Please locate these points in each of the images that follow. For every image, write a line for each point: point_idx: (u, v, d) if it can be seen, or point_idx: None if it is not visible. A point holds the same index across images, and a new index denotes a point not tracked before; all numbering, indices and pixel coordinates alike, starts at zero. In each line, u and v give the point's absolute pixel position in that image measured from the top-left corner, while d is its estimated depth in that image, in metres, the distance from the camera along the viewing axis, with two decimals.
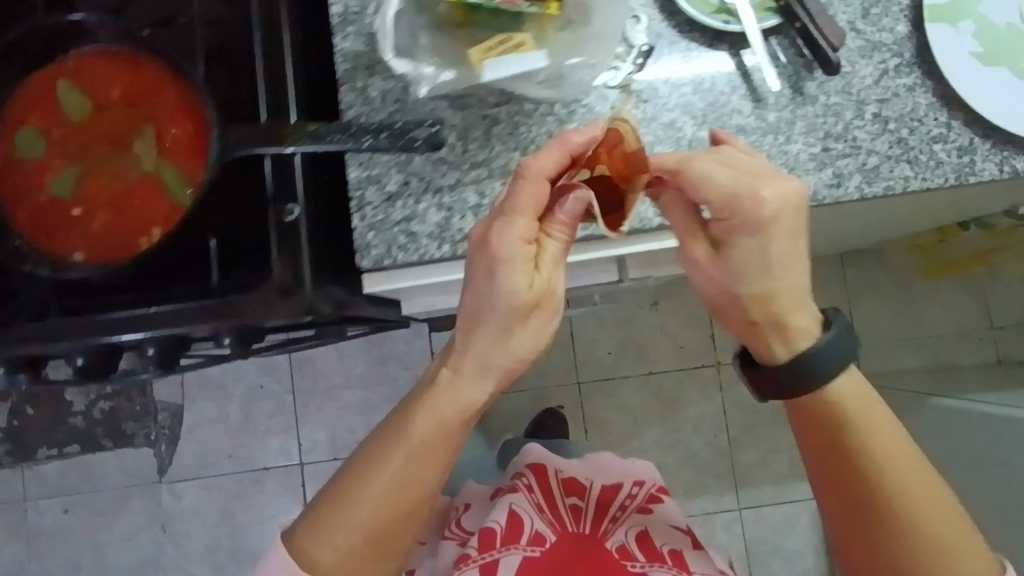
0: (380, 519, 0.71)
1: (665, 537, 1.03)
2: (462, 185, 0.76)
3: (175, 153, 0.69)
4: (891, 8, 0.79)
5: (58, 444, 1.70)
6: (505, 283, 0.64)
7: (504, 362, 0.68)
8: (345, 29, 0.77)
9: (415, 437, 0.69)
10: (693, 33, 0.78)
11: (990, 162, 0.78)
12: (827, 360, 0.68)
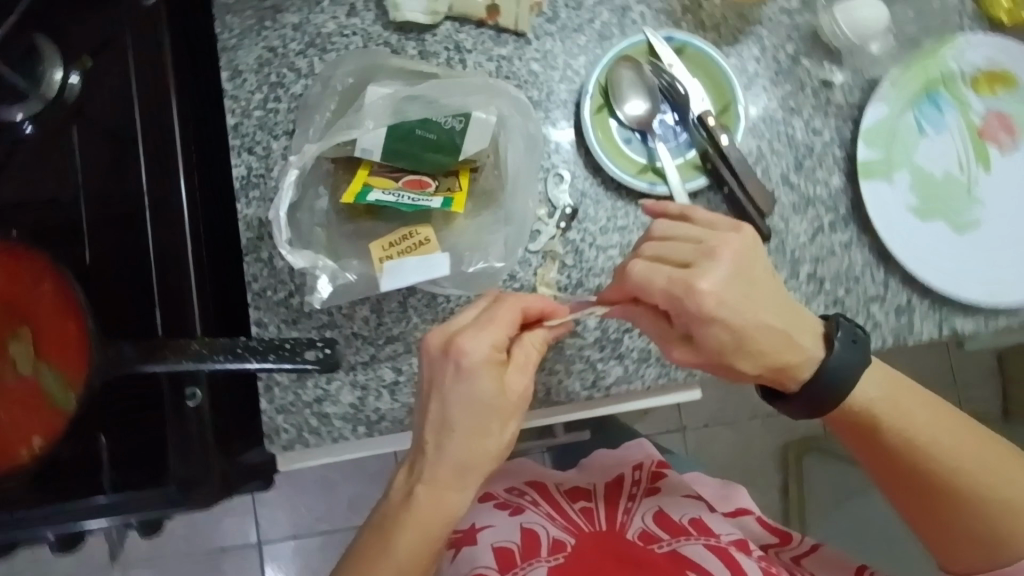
0: None
1: (680, 507, 0.88)
2: (377, 362, 0.72)
3: (54, 356, 0.65)
4: (826, 160, 0.76)
5: None
6: (471, 385, 0.58)
7: (484, 463, 0.60)
8: (248, 194, 0.72)
9: (398, 552, 0.60)
10: (619, 192, 0.74)
11: (928, 322, 0.75)
12: (846, 368, 0.64)
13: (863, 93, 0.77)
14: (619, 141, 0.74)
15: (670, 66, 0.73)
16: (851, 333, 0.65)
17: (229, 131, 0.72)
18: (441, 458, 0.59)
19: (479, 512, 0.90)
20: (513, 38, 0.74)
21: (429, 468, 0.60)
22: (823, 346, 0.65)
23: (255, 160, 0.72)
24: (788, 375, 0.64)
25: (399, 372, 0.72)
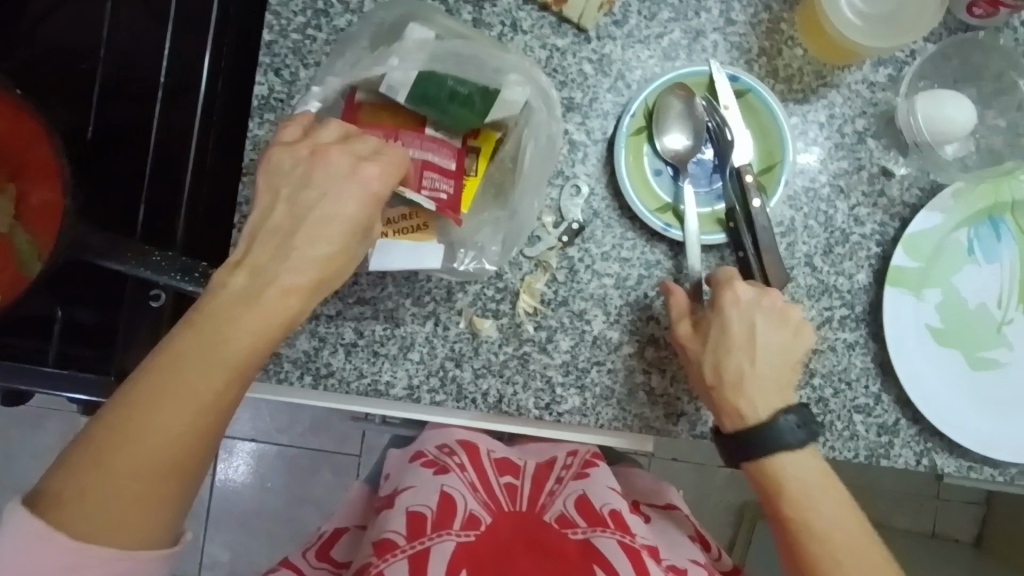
0: (165, 459, 0.48)
1: (606, 495, 0.74)
2: (342, 318, 0.70)
3: (31, 221, 0.65)
4: (857, 252, 0.71)
5: None
6: (332, 204, 0.54)
7: (303, 278, 0.53)
8: (263, 115, 0.70)
9: (188, 402, 0.49)
10: (631, 223, 0.70)
11: (909, 450, 0.70)
12: (780, 444, 0.63)
13: (919, 195, 0.71)
14: (644, 171, 0.70)
15: (726, 107, 0.68)
16: (800, 419, 0.64)
17: (263, 47, 0.70)
18: (248, 330, 0.51)
19: (405, 475, 0.78)
20: (574, 31, 0.71)
21: (248, 321, 0.51)
22: (770, 415, 0.64)
23: (280, 83, 0.70)
24: (727, 408, 0.65)
25: (358, 332, 0.70)
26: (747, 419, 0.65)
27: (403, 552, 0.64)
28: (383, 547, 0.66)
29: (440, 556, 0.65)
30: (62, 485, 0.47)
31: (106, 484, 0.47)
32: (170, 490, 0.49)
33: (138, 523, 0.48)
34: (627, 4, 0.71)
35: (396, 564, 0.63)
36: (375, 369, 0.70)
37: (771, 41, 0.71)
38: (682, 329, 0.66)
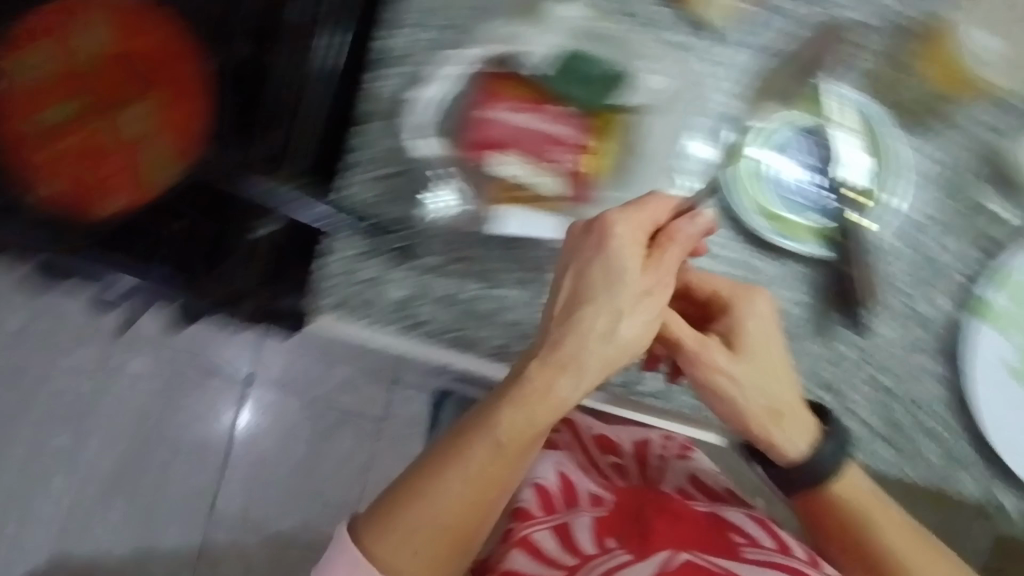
0: (451, 525, 0.61)
1: (708, 471, 0.90)
2: (439, 271, 0.70)
3: (167, 125, 0.79)
4: (950, 285, 0.72)
5: None
6: (621, 252, 0.59)
7: (613, 348, 0.59)
8: (404, 84, 0.72)
9: (448, 496, 0.61)
10: (737, 223, 0.71)
11: (974, 485, 0.72)
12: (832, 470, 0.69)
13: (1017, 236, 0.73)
14: (759, 171, 0.71)
15: (836, 125, 0.72)
16: (838, 440, 0.69)
17: (407, 21, 0.73)
18: (504, 434, 0.60)
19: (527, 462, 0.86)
20: (705, 32, 0.73)
21: (493, 429, 0.60)
22: (805, 448, 0.68)
23: (414, 43, 0.72)
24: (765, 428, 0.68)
25: (456, 281, 0.70)
26: (789, 447, 0.69)
27: (544, 521, 0.75)
28: (522, 515, 0.76)
29: (581, 527, 0.75)
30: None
31: (431, 551, 0.61)
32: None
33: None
34: (760, 15, 0.73)
35: (540, 531, 0.74)
36: (467, 326, 0.71)
37: (894, 71, 0.73)
38: (723, 359, 0.66)
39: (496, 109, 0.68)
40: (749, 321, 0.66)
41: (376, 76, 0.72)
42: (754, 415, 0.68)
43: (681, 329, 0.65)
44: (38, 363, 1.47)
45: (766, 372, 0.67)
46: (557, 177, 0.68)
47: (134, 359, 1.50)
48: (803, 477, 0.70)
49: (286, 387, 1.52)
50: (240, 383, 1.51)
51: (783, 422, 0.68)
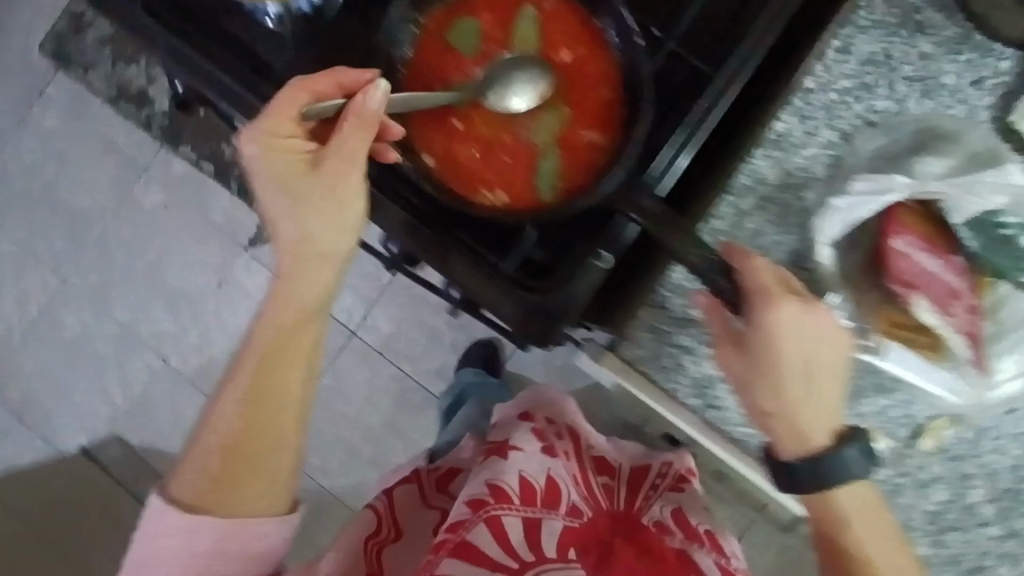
0: (203, 487, 0.56)
1: (699, 515, 0.73)
2: (687, 329, 0.63)
3: (440, 32, 0.59)
4: None
5: (201, 154, 1.47)
6: (795, 326, 0.49)
7: (773, 410, 0.51)
8: (769, 149, 0.62)
9: (302, 295, 0.56)
10: None
11: None
12: (846, 480, 0.50)
13: None
14: None
15: None
16: (866, 444, 0.51)
17: (797, 91, 0.62)
18: (312, 234, 0.55)
19: (516, 430, 0.76)
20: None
21: (314, 228, 0.55)
22: (828, 440, 0.51)
23: (800, 129, 0.62)
24: (781, 433, 0.52)
25: (700, 343, 0.63)
26: (808, 444, 0.51)
27: (517, 510, 0.63)
28: (498, 493, 0.63)
29: (550, 530, 0.63)
30: (185, 492, 0.56)
31: (244, 414, 0.56)
32: (267, 468, 0.57)
33: (247, 475, 0.56)
34: None
35: (510, 517, 0.62)
36: (672, 367, 0.64)
37: None
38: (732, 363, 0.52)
39: (901, 238, 0.55)
40: (769, 331, 0.49)
41: (697, 99, 0.61)
42: (763, 408, 0.52)
43: (818, 344, 0.49)
44: (175, 244, 1.51)
45: (825, 361, 0.50)
46: (959, 334, 0.54)
47: (253, 272, 1.47)
48: (800, 479, 0.52)
49: (386, 351, 1.42)
50: (342, 337, 1.43)
51: (813, 446, 0.51)
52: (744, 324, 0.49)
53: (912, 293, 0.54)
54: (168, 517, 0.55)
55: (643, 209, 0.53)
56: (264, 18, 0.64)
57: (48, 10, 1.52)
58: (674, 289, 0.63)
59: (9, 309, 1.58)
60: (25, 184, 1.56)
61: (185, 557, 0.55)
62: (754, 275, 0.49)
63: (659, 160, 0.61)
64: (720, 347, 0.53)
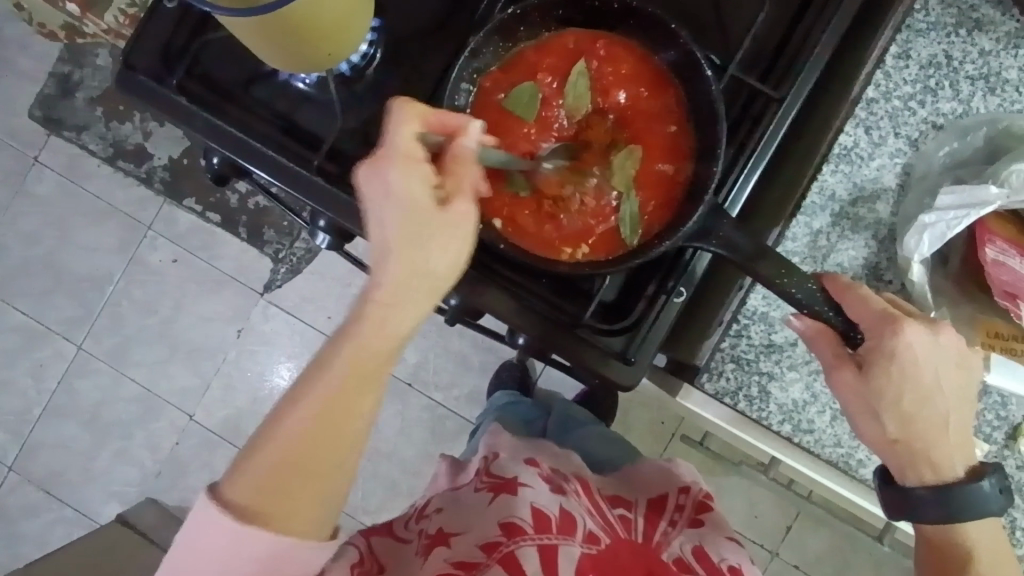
0: (288, 473, 0.45)
1: (721, 547, 0.65)
2: (777, 355, 0.62)
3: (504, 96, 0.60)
4: None
5: (206, 204, 1.43)
6: (918, 344, 0.48)
7: (909, 437, 0.50)
8: (838, 164, 0.62)
9: (386, 334, 0.45)
10: None
11: None
12: (981, 513, 0.48)
13: None
14: None
15: None
16: (1003, 481, 0.49)
17: (861, 101, 0.62)
18: (385, 322, 0.45)
19: (516, 469, 0.69)
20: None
21: (387, 311, 0.45)
22: (963, 472, 0.50)
23: (867, 141, 0.62)
24: (907, 463, 0.50)
25: (783, 368, 0.62)
26: (941, 473, 0.50)
27: (532, 539, 0.59)
28: (509, 530, 0.60)
29: (568, 559, 0.59)
30: (240, 492, 0.45)
31: (309, 433, 0.45)
32: (323, 493, 0.46)
33: (307, 484, 0.46)
34: None
35: (525, 549, 0.58)
36: (765, 399, 0.62)
37: None
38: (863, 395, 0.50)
39: (993, 247, 0.54)
40: (901, 359, 0.48)
41: (759, 122, 0.62)
42: (889, 436, 0.50)
43: (937, 372, 0.49)
44: (187, 298, 1.46)
45: (953, 393, 0.50)
46: None
47: (273, 319, 1.43)
48: (921, 508, 0.50)
49: (417, 382, 1.40)
50: None
51: (946, 475, 0.50)
52: (867, 357, 0.49)
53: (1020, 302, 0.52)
54: (224, 517, 0.44)
55: (732, 246, 0.52)
56: (300, 84, 0.66)
57: (31, 72, 1.45)
58: (752, 315, 0.62)
59: (30, 388, 1.51)
60: (24, 253, 1.49)
61: (244, 563, 0.45)
62: (863, 306, 0.49)
63: (733, 191, 0.62)
64: (837, 370, 0.51)
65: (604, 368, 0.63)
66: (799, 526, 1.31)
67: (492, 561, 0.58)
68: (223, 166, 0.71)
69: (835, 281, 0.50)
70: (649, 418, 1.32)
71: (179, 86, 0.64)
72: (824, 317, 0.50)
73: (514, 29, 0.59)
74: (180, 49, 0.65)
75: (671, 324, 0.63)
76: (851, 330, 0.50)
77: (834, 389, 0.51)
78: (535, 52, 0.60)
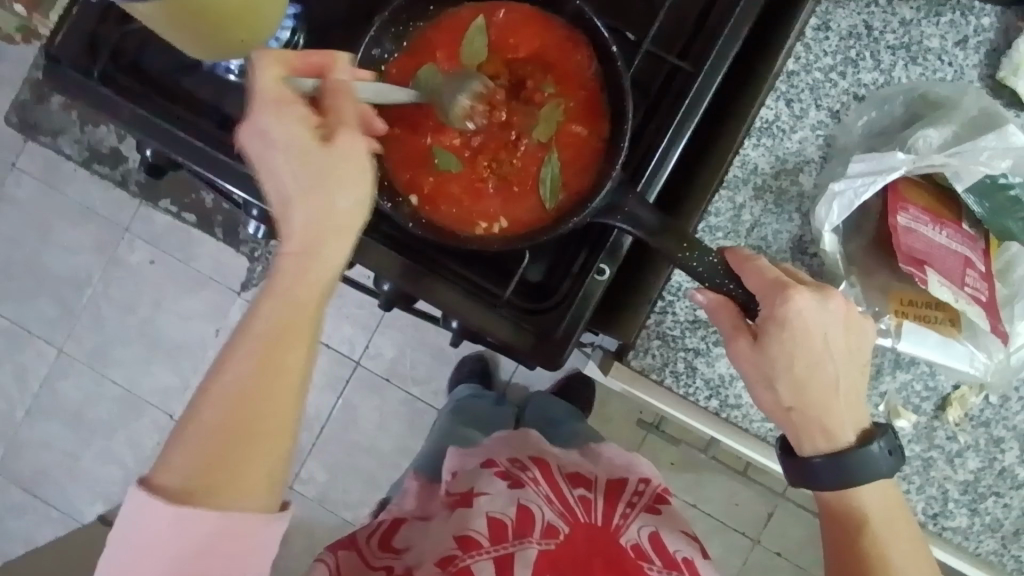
0: (239, 408, 0.44)
1: (674, 537, 0.72)
2: (703, 329, 0.62)
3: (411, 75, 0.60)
4: None
5: (180, 205, 1.44)
6: (812, 316, 0.50)
7: (806, 405, 0.52)
8: (760, 138, 0.62)
9: (302, 291, 0.46)
10: None
11: None
12: (871, 474, 0.52)
13: None
14: None
15: None
16: (891, 443, 0.53)
17: (782, 74, 0.62)
18: (311, 262, 0.46)
19: (478, 476, 0.75)
20: None
21: (307, 252, 0.46)
22: (854, 438, 0.53)
23: (789, 114, 0.62)
24: (803, 430, 0.53)
25: (710, 344, 0.62)
26: (834, 439, 0.53)
27: (487, 552, 0.66)
28: (465, 542, 0.67)
29: (524, 562, 0.66)
30: (177, 476, 0.42)
31: (251, 373, 0.44)
32: (272, 446, 0.44)
33: (247, 450, 0.44)
34: None
35: (480, 562, 0.65)
36: (691, 372, 0.62)
37: None
38: (759, 363, 0.52)
39: (905, 214, 0.53)
40: (791, 326, 0.50)
41: (681, 100, 0.62)
42: (783, 403, 0.53)
43: (829, 338, 0.51)
44: (164, 298, 1.47)
45: (844, 361, 0.52)
46: (979, 304, 0.53)
47: None
48: (816, 472, 0.53)
49: (394, 378, 1.40)
50: (348, 368, 1.40)
51: (839, 442, 0.53)
52: (761, 327, 0.51)
53: (926, 268, 0.52)
54: (156, 499, 0.42)
55: (636, 221, 0.55)
56: (227, 73, 0.67)
57: (6, 77, 1.46)
58: (677, 292, 0.62)
59: (12, 388, 1.52)
60: (4, 257, 1.51)
61: (175, 552, 0.42)
62: (758, 276, 0.51)
63: (651, 170, 0.62)
64: (734, 341, 0.53)
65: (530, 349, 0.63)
66: (780, 513, 1.31)
67: (448, 575, 0.64)
68: (158, 158, 0.72)
69: (734, 254, 0.53)
70: (626, 407, 1.32)
71: (104, 76, 0.65)
72: (724, 290, 0.53)
73: (422, 7, 0.60)
74: (107, 40, 0.65)
75: (594, 304, 0.62)
76: (750, 302, 0.53)
77: (734, 359, 0.53)
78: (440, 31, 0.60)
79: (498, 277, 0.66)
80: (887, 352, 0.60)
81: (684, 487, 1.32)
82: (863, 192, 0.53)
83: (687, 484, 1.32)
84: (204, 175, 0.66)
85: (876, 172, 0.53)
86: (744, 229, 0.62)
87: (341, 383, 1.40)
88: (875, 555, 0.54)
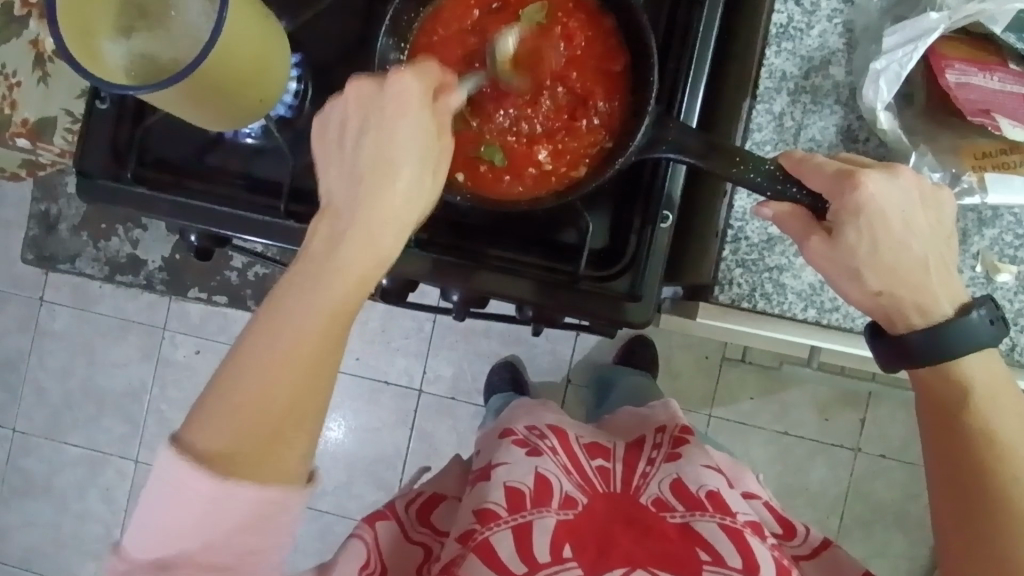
0: (290, 373, 0.45)
1: (700, 475, 0.72)
2: (778, 244, 0.61)
3: None
4: None
5: (208, 288, 1.44)
6: (876, 192, 0.49)
7: (899, 285, 0.51)
8: (780, 44, 0.61)
9: (366, 245, 0.47)
10: None
11: None
12: (976, 344, 0.50)
13: None
14: None
15: None
16: (992, 313, 0.51)
17: None
18: (354, 253, 0.47)
19: (498, 451, 0.78)
20: None
21: (354, 241, 0.47)
22: (953, 310, 0.51)
23: (800, 11, 0.61)
24: (894, 312, 0.52)
25: (791, 256, 0.61)
26: (931, 316, 0.51)
27: (505, 522, 0.66)
28: (484, 516, 0.67)
29: (542, 530, 0.66)
30: (210, 440, 0.44)
31: (296, 360, 0.45)
32: (304, 419, 0.45)
33: (283, 424, 0.45)
34: None
35: (499, 533, 0.65)
36: (778, 289, 0.62)
37: None
38: (841, 253, 0.51)
39: (951, 70, 0.54)
40: (867, 213, 0.50)
41: (693, 33, 0.62)
42: (872, 290, 0.52)
43: (908, 213, 0.50)
44: None
45: (929, 238, 0.51)
46: None
47: None
48: (914, 352, 0.51)
49: (460, 395, 1.39)
50: (413, 399, 1.40)
51: (936, 317, 0.51)
52: (835, 222, 0.51)
53: (993, 114, 0.53)
54: (198, 474, 0.43)
55: (683, 148, 0.53)
56: (247, 138, 0.67)
57: (12, 220, 1.48)
58: (743, 216, 0.62)
59: (105, 512, 1.52)
60: (58, 388, 1.53)
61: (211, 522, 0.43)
62: (820, 175, 0.51)
63: (683, 104, 0.62)
64: (807, 242, 0.52)
65: (618, 312, 0.64)
66: (872, 415, 1.28)
67: (469, 551, 0.64)
68: (201, 240, 0.73)
69: (790, 159, 0.53)
70: (692, 356, 1.31)
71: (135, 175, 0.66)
72: (789, 195, 0.52)
73: None
74: (126, 142, 0.67)
75: (666, 251, 0.63)
76: (817, 202, 0.52)
77: (810, 260, 0.53)
78: (419, 52, 0.61)
79: (564, 254, 0.66)
80: (969, 212, 0.60)
81: (771, 416, 1.30)
82: (909, 59, 0.54)
83: (774, 413, 1.30)
84: (250, 241, 0.66)
85: (920, 37, 0.54)
86: (791, 135, 0.61)
87: (411, 414, 1.40)
88: (981, 428, 0.51)
